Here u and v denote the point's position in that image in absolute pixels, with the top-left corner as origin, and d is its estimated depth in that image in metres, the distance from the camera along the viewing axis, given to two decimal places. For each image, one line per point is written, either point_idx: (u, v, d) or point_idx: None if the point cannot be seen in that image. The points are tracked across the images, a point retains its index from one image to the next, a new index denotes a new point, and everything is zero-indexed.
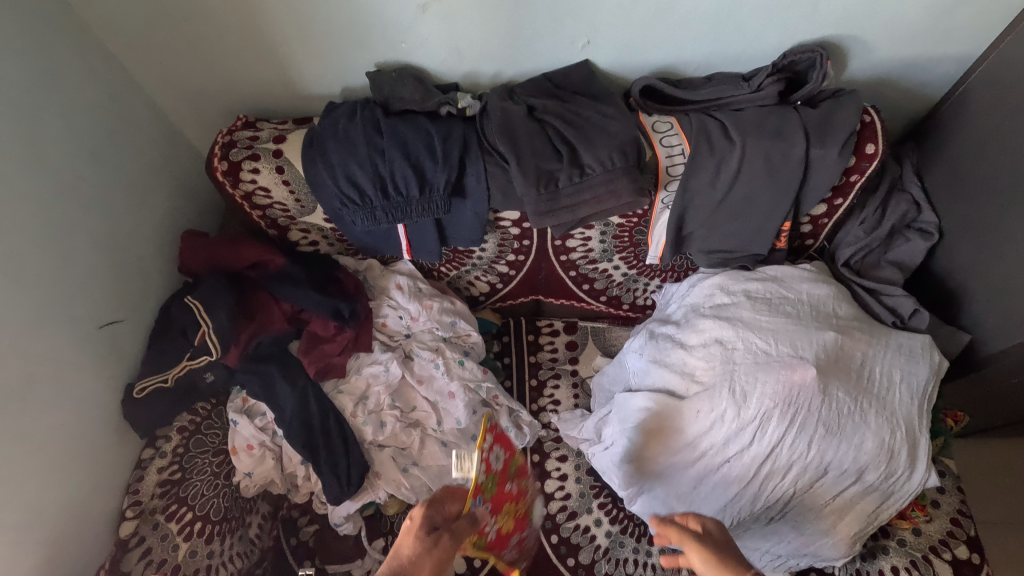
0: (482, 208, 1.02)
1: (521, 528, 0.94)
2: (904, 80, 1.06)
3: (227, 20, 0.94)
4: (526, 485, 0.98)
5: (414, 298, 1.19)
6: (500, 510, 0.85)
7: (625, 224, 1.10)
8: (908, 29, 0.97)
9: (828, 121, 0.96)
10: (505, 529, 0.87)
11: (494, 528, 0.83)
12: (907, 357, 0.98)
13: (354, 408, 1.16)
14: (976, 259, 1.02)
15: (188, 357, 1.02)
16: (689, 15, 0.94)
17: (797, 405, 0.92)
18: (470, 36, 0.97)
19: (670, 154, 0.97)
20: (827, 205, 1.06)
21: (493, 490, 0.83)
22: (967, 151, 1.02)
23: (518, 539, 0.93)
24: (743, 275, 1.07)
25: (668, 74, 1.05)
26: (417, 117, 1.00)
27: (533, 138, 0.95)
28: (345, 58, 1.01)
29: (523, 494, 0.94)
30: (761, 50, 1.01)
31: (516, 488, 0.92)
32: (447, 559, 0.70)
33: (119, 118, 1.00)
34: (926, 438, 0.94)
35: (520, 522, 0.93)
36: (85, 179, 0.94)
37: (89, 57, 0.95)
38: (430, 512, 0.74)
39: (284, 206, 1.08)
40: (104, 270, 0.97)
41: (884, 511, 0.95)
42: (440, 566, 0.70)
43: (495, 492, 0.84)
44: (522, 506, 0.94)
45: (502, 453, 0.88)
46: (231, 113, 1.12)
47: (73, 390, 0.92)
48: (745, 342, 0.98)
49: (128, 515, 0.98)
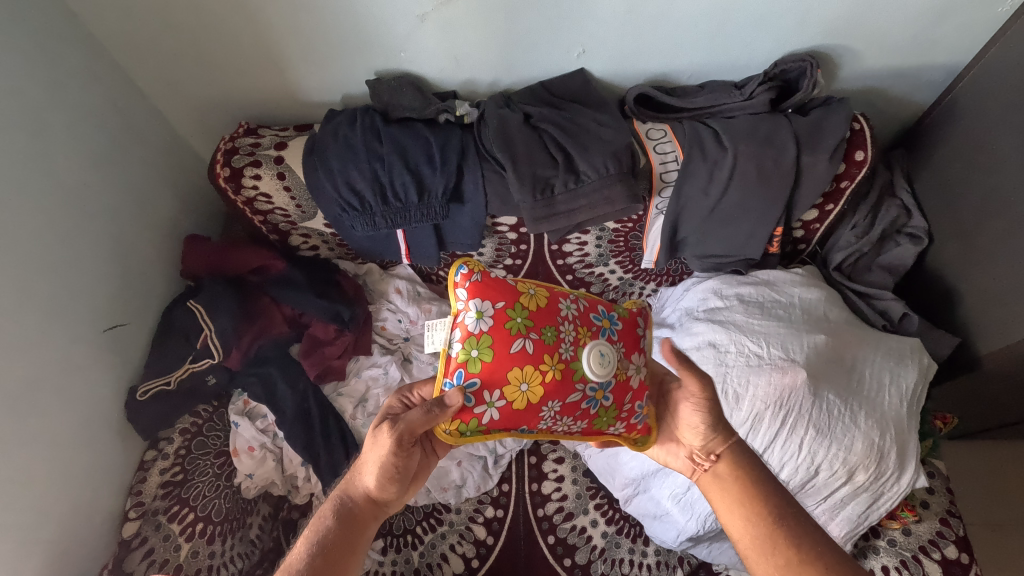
0: (480, 214, 1.04)
1: (562, 395, 0.80)
2: (893, 88, 1.08)
3: (230, 29, 0.96)
4: (557, 332, 0.82)
5: (413, 301, 1.22)
6: (500, 383, 0.78)
7: (620, 229, 1.12)
8: (896, 39, 0.99)
9: (818, 129, 0.98)
10: (519, 405, 0.79)
11: (492, 407, 0.79)
12: (896, 359, 0.99)
13: (354, 410, 1.17)
14: (964, 263, 1.04)
15: (190, 361, 1.04)
16: (681, 25, 0.96)
17: (788, 407, 0.94)
18: (467, 45, 0.99)
19: (663, 160, 1.00)
20: (818, 210, 1.07)
21: (481, 363, 0.78)
22: (955, 158, 1.04)
23: (562, 405, 0.80)
24: (736, 279, 1.09)
25: (663, 82, 1.07)
26: (416, 125, 1.02)
27: (529, 145, 0.97)
28: (345, 66, 1.03)
29: (548, 364, 0.79)
30: (754, 59, 1.03)
31: (533, 350, 0.79)
32: (392, 457, 0.73)
33: (123, 125, 1.02)
34: (915, 440, 0.95)
35: (555, 390, 0.79)
36: (89, 185, 0.96)
37: (95, 66, 0.97)
38: (391, 405, 0.78)
39: (285, 211, 1.09)
40: (109, 274, 0.99)
41: (874, 512, 0.94)
42: (387, 465, 0.73)
43: (488, 362, 0.78)
44: (550, 367, 0.79)
45: (488, 315, 0.79)
46: (233, 120, 1.14)
47: (77, 393, 0.93)
48: (737, 345, 1.01)
49: (131, 515, 1.00)
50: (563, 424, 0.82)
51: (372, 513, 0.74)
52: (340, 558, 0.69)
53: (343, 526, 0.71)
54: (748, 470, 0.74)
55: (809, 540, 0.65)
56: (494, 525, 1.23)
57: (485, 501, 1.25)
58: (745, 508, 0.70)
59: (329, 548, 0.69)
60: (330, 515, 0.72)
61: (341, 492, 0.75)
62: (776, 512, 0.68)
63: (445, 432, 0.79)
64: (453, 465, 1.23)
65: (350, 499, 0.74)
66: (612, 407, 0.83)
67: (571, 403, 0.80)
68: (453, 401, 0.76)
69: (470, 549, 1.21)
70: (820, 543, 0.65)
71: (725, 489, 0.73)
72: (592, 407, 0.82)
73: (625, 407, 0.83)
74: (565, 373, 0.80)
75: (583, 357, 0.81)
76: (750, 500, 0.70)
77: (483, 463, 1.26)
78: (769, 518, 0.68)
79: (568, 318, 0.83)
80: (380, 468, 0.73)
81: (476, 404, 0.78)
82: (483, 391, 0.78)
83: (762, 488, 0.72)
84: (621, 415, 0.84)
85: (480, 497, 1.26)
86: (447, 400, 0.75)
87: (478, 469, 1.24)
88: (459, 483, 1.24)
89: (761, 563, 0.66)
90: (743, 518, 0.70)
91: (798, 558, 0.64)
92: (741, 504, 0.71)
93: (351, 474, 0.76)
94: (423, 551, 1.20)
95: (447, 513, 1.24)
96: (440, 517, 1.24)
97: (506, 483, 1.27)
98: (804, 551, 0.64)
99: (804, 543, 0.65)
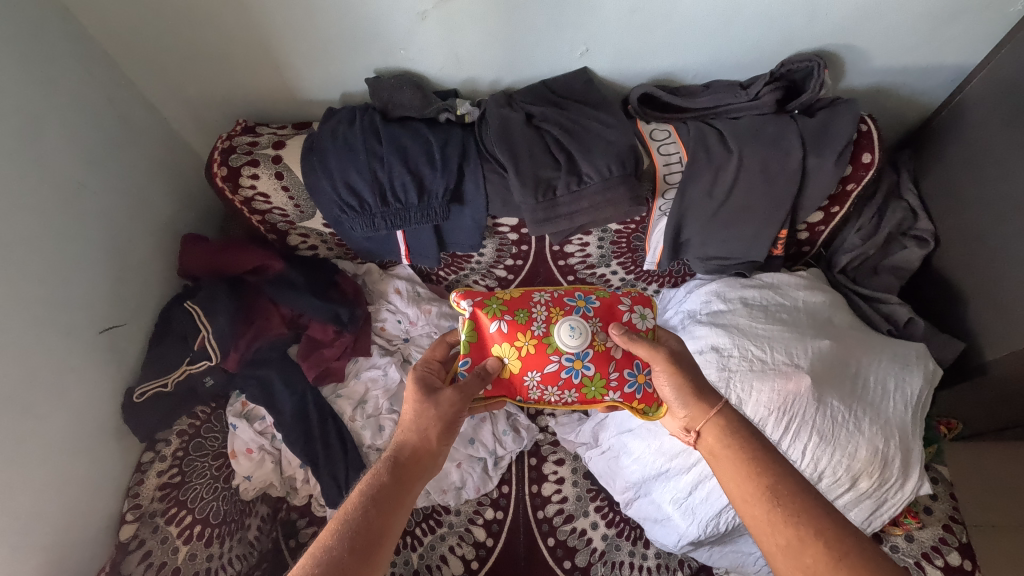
0: (481, 215, 1.03)
1: (542, 365, 0.84)
2: (901, 88, 1.06)
3: (227, 25, 0.94)
4: (532, 313, 0.86)
5: (412, 302, 1.21)
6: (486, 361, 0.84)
7: (622, 230, 1.10)
8: (905, 38, 0.97)
9: (825, 130, 0.97)
10: (504, 375, 0.85)
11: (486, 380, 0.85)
12: (902, 365, 0.98)
13: (353, 412, 1.16)
14: (971, 268, 1.03)
15: (188, 362, 1.02)
16: (686, 24, 0.95)
17: (792, 412, 0.93)
18: (469, 44, 0.98)
19: (667, 162, 0.98)
20: (823, 213, 1.06)
21: (470, 345, 0.85)
22: (963, 160, 1.03)
23: (543, 374, 0.84)
24: (739, 282, 1.08)
25: (667, 82, 1.06)
26: (416, 124, 1.01)
27: (531, 146, 0.95)
28: (345, 64, 1.02)
29: (521, 341, 0.83)
30: (760, 58, 1.01)
31: (508, 330, 0.84)
32: (452, 413, 0.77)
33: (119, 123, 1.01)
34: (920, 446, 0.94)
35: (531, 363, 0.84)
36: (84, 185, 0.94)
37: (90, 63, 0.95)
38: (428, 373, 0.83)
39: (283, 211, 1.08)
40: (105, 275, 0.98)
41: (877, 518, 0.94)
42: (445, 422, 0.76)
43: (472, 343, 0.85)
44: (524, 343, 0.84)
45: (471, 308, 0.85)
46: (231, 118, 1.12)
47: (73, 396, 0.92)
48: (741, 349, 0.99)
49: (128, 518, 0.99)
50: (550, 394, 0.85)
51: (422, 470, 0.74)
52: (390, 510, 0.67)
53: (396, 482, 0.70)
54: (746, 443, 0.69)
55: (812, 515, 0.60)
56: (494, 526, 1.23)
57: (484, 504, 1.25)
58: (743, 484, 0.65)
59: (382, 501, 0.68)
60: (384, 471, 0.71)
61: (393, 448, 0.74)
62: (771, 485, 0.63)
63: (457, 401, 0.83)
64: (453, 467, 1.22)
65: (404, 454, 0.73)
66: (595, 374, 0.84)
67: (549, 372, 0.83)
68: (496, 369, 0.83)
69: (469, 551, 1.20)
70: (825, 519, 0.59)
71: (725, 462, 0.69)
72: (572, 375, 0.84)
73: (611, 376, 0.85)
74: (541, 345, 0.84)
75: (558, 330, 0.84)
76: (745, 468, 0.66)
77: (483, 465, 1.25)
78: (766, 491, 0.63)
79: (539, 301, 0.87)
80: (441, 422, 0.76)
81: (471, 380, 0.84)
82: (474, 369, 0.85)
83: (761, 460, 0.66)
84: (610, 383, 0.85)
85: (480, 499, 1.25)
86: (491, 369, 0.82)
87: (478, 471, 1.24)
88: (459, 485, 1.23)
89: (766, 538, 0.61)
90: (745, 492, 0.65)
91: (798, 533, 0.59)
92: (738, 475, 0.66)
93: (401, 431, 0.76)
94: (423, 553, 1.20)
95: (447, 515, 1.24)
96: (439, 518, 1.24)
97: (506, 485, 1.27)
98: (800, 518, 0.60)
99: (802, 516, 0.60)
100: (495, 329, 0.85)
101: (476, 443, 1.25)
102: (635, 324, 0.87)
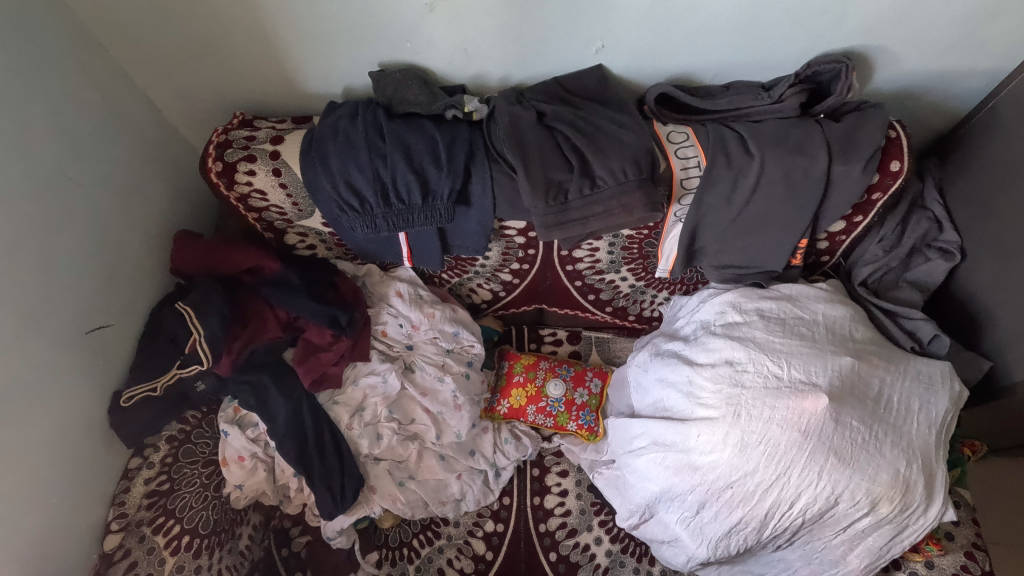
0: (488, 218, 0.98)
1: (537, 403, 1.24)
2: (931, 93, 1.01)
3: (224, 11, 0.89)
4: (538, 371, 1.27)
5: (415, 306, 1.14)
6: (508, 395, 1.25)
7: (634, 236, 1.05)
8: (938, 40, 0.92)
9: (853, 137, 0.92)
10: (515, 404, 1.24)
11: (504, 404, 1.25)
12: (927, 384, 0.94)
13: (350, 420, 1.12)
14: (999, 284, 0.98)
15: (178, 366, 0.97)
16: (710, 20, 0.89)
17: (810, 435, 0.89)
18: (478, 38, 0.93)
19: (685, 166, 0.93)
20: (846, 222, 1.02)
21: (501, 384, 1.26)
22: (995, 170, 0.98)
23: (535, 407, 1.24)
24: (756, 293, 1.02)
25: (685, 81, 1.01)
26: (421, 121, 0.96)
27: (542, 146, 0.90)
28: (348, 57, 0.97)
29: (527, 388, 1.25)
30: (784, 59, 0.96)
31: (520, 382, 1.26)
32: None
33: (110, 114, 0.96)
34: (942, 470, 0.91)
35: (530, 399, 1.24)
36: (74, 179, 0.90)
37: (79, 50, 0.90)
38: None
39: (280, 208, 1.03)
40: (92, 273, 0.93)
41: (896, 544, 0.91)
42: None
43: (503, 384, 1.26)
44: (528, 389, 1.25)
45: (504, 364, 1.28)
46: (228, 110, 1.07)
47: (58, 401, 0.88)
48: (757, 364, 0.95)
49: (113, 528, 0.95)
50: (540, 418, 1.24)
51: None
52: None
53: None
54: None
55: None
56: (493, 539, 1.19)
57: (484, 515, 1.22)
58: None
59: None
60: None
61: None
62: None
63: (484, 412, 1.24)
64: (452, 479, 1.19)
65: None
66: (567, 409, 1.24)
67: (540, 406, 1.24)
68: None
69: (468, 565, 1.17)
70: None
71: None
72: (552, 408, 1.24)
73: (572, 410, 1.23)
74: (537, 393, 1.25)
75: (549, 384, 1.25)
76: None
77: (484, 477, 1.22)
78: None
79: (546, 364, 1.28)
80: None
81: (494, 404, 1.25)
82: (499, 398, 1.25)
83: None
84: (571, 416, 1.24)
85: (480, 510, 1.23)
86: None
87: (479, 483, 1.20)
88: (458, 497, 1.20)
89: None
90: None
91: None
92: None
93: None
94: (420, 565, 1.18)
95: (445, 526, 1.22)
96: (438, 530, 1.22)
97: (507, 496, 1.24)
98: None
99: None
100: (516, 380, 1.26)
101: (476, 454, 1.21)
102: (591, 390, 1.26)
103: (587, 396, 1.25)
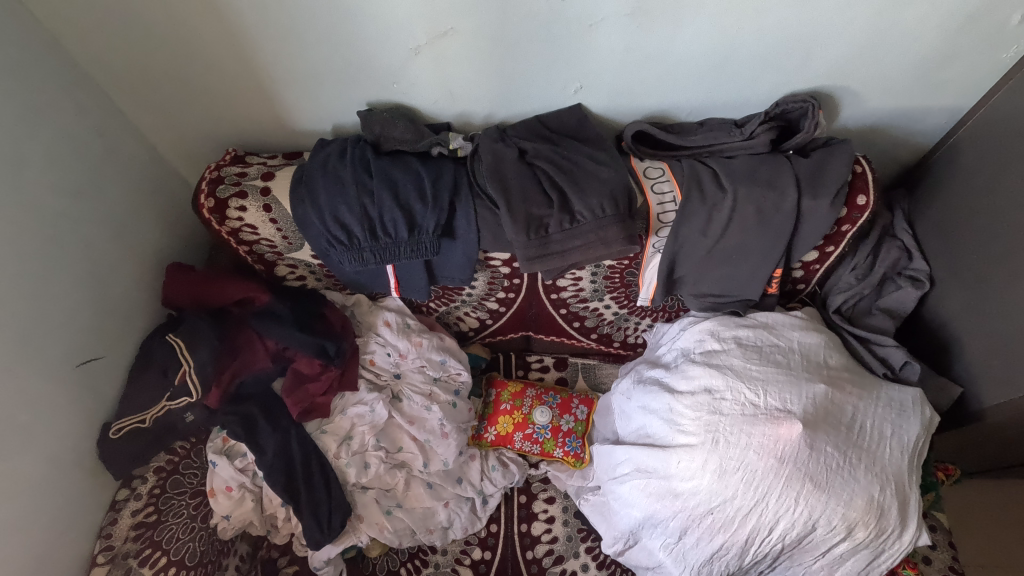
0: (472, 250, 1.01)
1: (524, 430, 1.26)
2: (896, 129, 1.06)
3: (218, 55, 0.93)
4: (526, 398, 1.29)
5: (403, 335, 1.16)
6: (495, 422, 1.26)
7: (615, 266, 1.09)
8: (899, 81, 0.97)
9: (820, 172, 0.96)
10: (502, 431, 1.26)
11: (491, 431, 1.26)
12: (899, 410, 0.97)
13: (338, 449, 1.13)
14: (966, 312, 1.02)
15: (167, 398, 0.98)
16: (683, 62, 0.94)
17: (786, 461, 0.91)
18: (462, 80, 0.97)
19: (661, 201, 0.96)
20: (818, 252, 1.06)
21: (489, 411, 1.28)
22: (958, 202, 1.02)
23: (522, 434, 1.26)
24: (734, 321, 1.05)
25: (662, 118, 1.05)
26: (408, 158, 0.99)
27: (523, 183, 0.94)
28: (338, 98, 1.01)
29: (514, 416, 1.27)
30: (754, 98, 1.01)
31: (507, 409, 1.27)
32: None
33: (105, 152, 0.99)
34: (915, 494, 0.93)
35: (517, 426, 1.26)
36: (69, 216, 0.93)
37: (76, 92, 0.94)
38: None
39: (270, 242, 1.06)
40: (84, 306, 0.95)
41: (873, 568, 0.93)
42: None
43: (490, 411, 1.28)
44: (515, 416, 1.27)
45: (491, 392, 1.30)
46: (221, 147, 1.11)
47: (47, 433, 0.89)
48: (734, 392, 0.97)
49: (99, 560, 0.95)
50: (527, 445, 1.25)
51: None
52: None
53: None
54: None
55: None
56: (480, 567, 1.20)
57: (471, 543, 1.23)
58: None
59: None
60: None
61: None
62: None
63: (472, 440, 1.26)
64: (440, 507, 1.20)
65: None
66: (553, 436, 1.25)
67: (527, 433, 1.26)
68: None
69: None
70: None
71: None
72: (539, 435, 1.26)
73: (558, 437, 1.25)
74: (523, 420, 1.27)
75: (536, 411, 1.27)
76: None
77: (471, 504, 1.22)
78: None
79: (533, 391, 1.30)
80: None
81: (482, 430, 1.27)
82: (486, 425, 1.26)
83: None
84: (557, 443, 1.25)
85: (467, 538, 1.23)
86: None
87: (466, 511, 1.21)
88: (446, 525, 1.20)
89: None
90: None
91: None
92: None
93: None
94: None
95: (433, 554, 1.22)
96: (425, 558, 1.22)
97: (494, 523, 1.25)
98: None
99: None
100: (503, 407, 1.28)
101: (463, 482, 1.22)
102: (578, 416, 1.28)
103: (573, 422, 1.27)
